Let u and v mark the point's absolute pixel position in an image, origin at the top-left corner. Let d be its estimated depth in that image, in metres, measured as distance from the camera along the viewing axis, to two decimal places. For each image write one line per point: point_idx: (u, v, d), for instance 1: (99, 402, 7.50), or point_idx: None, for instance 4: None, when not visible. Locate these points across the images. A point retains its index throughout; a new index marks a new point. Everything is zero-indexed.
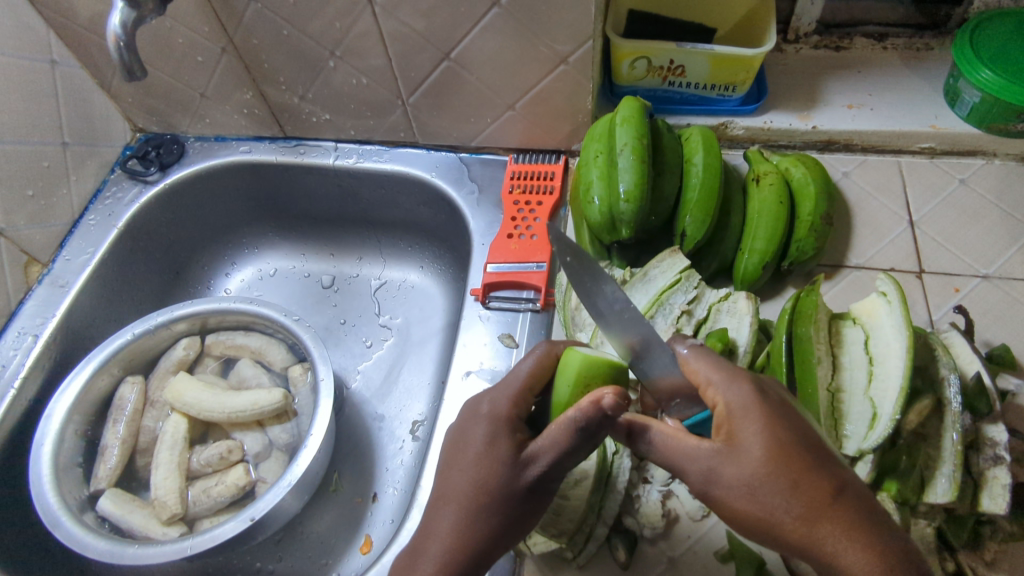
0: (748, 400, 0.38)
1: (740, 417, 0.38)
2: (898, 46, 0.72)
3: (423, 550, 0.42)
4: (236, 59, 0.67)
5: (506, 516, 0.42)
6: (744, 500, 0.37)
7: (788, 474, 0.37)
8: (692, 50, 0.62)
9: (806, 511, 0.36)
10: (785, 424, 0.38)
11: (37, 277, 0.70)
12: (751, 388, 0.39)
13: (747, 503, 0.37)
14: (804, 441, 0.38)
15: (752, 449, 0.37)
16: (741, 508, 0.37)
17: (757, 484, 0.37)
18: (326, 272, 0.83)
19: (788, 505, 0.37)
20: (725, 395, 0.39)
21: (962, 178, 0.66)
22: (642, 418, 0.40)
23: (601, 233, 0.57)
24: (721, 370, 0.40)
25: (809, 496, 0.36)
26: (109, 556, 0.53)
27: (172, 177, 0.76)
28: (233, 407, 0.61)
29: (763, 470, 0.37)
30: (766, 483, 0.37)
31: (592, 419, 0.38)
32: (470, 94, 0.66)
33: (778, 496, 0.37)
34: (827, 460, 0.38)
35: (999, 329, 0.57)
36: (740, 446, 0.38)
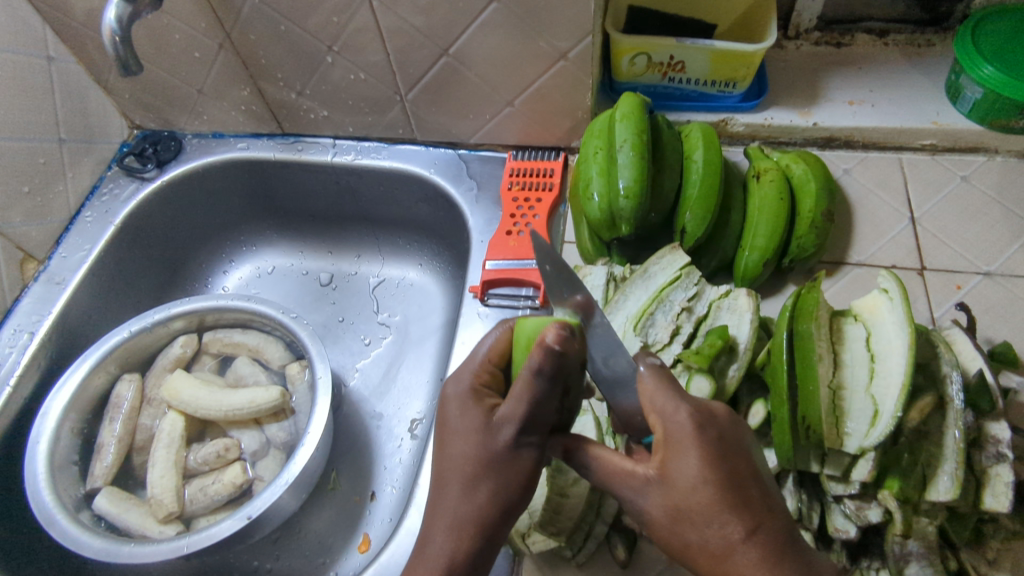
0: (684, 431, 0.38)
1: (673, 447, 0.38)
2: (899, 42, 0.72)
3: (425, 533, 0.42)
4: (233, 55, 0.67)
5: (500, 478, 0.41)
6: (663, 527, 0.38)
7: (708, 510, 0.37)
8: (692, 46, 0.62)
9: (719, 545, 0.37)
10: (718, 458, 0.38)
11: (33, 275, 0.69)
12: (691, 417, 0.38)
13: (666, 530, 0.38)
14: (731, 478, 0.37)
15: (679, 481, 0.38)
16: (662, 531, 0.39)
17: (678, 513, 0.38)
18: (325, 270, 0.83)
19: (702, 537, 0.37)
20: (665, 421, 0.39)
21: (963, 175, 0.66)
22: (579, 440, 0.42)
23: (600, 229, 0.56)
24: (664, 397, 0.39)
25: (724, 533, 0.37)
26: (105, 555, 0.52)
27: (169, 174, 0.75)
28: (230, 406, 0.61)
29: (687, 503, 0.37)
30: (685, 515, 0.37)
31: (547, 363, 0.38)
32: (469, 90, 0.66)
33: (695, 528, 0.37)
34: (752, 497, 0.37)
35: (1001, 327, 0.57)
36: (670, 476, 0.38)
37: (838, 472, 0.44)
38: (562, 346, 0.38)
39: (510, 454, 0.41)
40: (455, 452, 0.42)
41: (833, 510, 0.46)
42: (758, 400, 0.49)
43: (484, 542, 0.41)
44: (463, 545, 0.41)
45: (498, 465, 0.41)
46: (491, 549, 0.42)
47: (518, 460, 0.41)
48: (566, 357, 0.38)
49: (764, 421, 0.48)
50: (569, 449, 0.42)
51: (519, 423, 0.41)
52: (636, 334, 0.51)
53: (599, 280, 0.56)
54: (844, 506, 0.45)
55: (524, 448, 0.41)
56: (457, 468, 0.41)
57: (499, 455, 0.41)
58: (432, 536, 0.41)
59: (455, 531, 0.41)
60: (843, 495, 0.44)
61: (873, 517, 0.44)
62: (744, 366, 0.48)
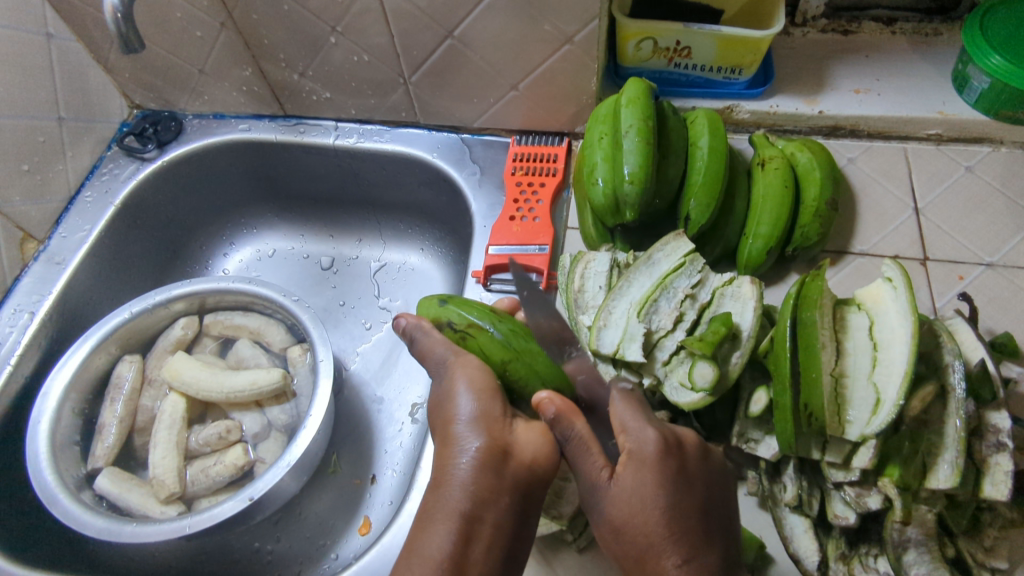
0: (648, 455, 0.43)
1: (633, 469, 0.43)
2: (907, 30, 0.72)
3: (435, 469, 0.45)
4: (234, 35, 0.66)
5: (453, 383, 0.46)
6: (610, 536, 0.43)
7: (650, 531, 0.42)
8: (698, 31, 0.61)
9: (656, 563, 0.41)
10: (668, 483, 0.42)
11: (33, 254, 0.69)
12: (658, 443, 0.43)
13: (611, 540, 0.43)
14: (677, 506, 0.42)
15: (630, 499, 0.42)
16: (605, 539, 0.44)
17: (623, 530, 0.42)
18: (326, 253, 0.82)
19: (639, 554, 0.42)
20: (632, 442, 0.43)
21: (968, 165, 0.66)
22: (568, 416, 0.43)
23: (605, 216, 0.56)
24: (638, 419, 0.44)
25: (660, 553, 0.41)
26: (107, 534, 0.53)
27: (169, 154, 0.75)
28: (231, 387, 0.61)
29: (633, 523, 0.42)
30: (630, 532, 0.42)
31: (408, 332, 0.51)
32: (473, 73, 0.65)
33: (635, 547, 0.42)
34: (692, 522, 0.42)
35: (1002, 318, 0.57)
36: (624, 492, 0.43)
37: (839, 459, 0.45)
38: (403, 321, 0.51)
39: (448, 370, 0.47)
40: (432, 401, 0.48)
41: (834, 496, 0.46)
42: (761, 388, 0.48)
43: (477, 436, 0.44)
44: (458, 447, 0.44)
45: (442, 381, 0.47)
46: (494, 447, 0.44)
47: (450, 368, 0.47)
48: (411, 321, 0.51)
49: (767, 408, 0.47)
50: (558, 416, 0.43)
51: (429, 352, 0.49)
52: (640, 320, 0.50)
53: (602, 266, 0.55)
54: (844, 493, 0.45)
55: (450, 361, 0.48)
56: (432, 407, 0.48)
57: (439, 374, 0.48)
58: (446, 454, 0.44)
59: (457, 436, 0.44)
60: (843, 482, 0.45)
61: (872, 504, 0.44)
62: (747, 353, 0.48)
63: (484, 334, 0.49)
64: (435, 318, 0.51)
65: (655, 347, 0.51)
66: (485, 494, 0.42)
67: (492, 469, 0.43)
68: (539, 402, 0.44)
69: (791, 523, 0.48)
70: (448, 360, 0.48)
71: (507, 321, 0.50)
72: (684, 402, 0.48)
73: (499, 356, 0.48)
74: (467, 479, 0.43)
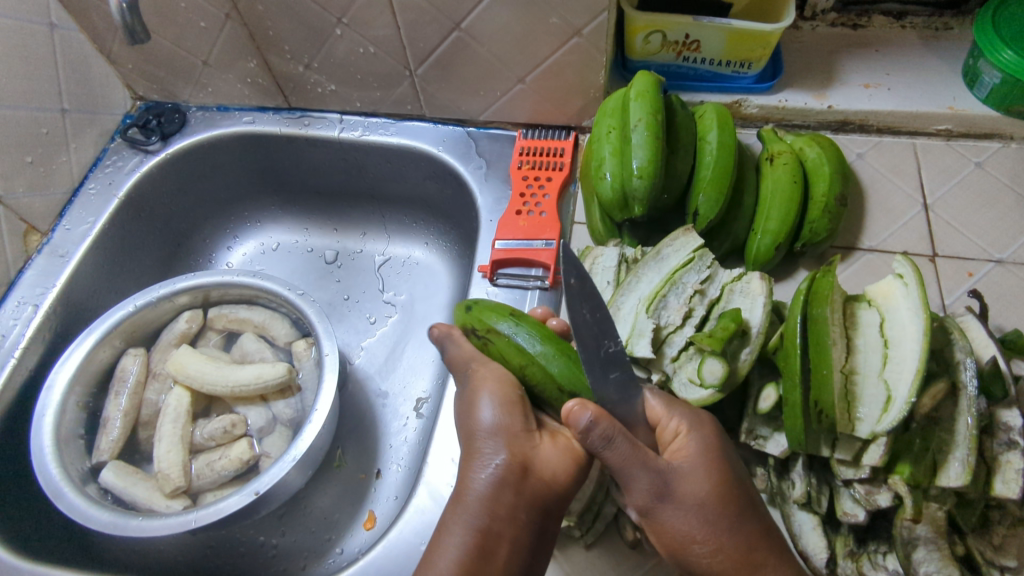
0: (706, 435, 0.44)
1: (698, 447, 0.43)
2: (916, 25, 0.71)
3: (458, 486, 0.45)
4: (239, 26, 0.65)
5: (476, 393, 0.46)
6: (695, 519, 0.41)
7: (734, 505, 0.42)
8: (708, 24, 0.60)
9: (746, 538, 0.42)
10: (730, 461, 0.44)
11: (37, 247, 0.68)
12: (709, 424, 0.44)
13: (694, 523, 0.42)
14: (742, 486, 0.43)
15: (705, 474, 0.42)
16: (684, 531, 0.42)
17: (708, 509, 0.42)
18: (330, 247, 0.82)
19: (729, 533, 0.42)
20: (687, 426, 0.44)
21: (978, 161, 0.65)
22: (607, 416, 0.41)
23: (612, 210, 0.56)
24: (681, 407, 0.45)
25: (745, 529, 0.42)
26: (113, 528, 0.52)
27: (173, 147, 0.74)
28: (236, 381, 0.61)
29: (717, 494, 0.42)
30: (714, 511, 0.42)
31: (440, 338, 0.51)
32: (480, 66, 0.65)
33: (721, 525, 0.42)
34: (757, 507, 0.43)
35: (1011, 315, 0.57)
36: (695, 469, 0.43)
37: (849, 456, 0.44)
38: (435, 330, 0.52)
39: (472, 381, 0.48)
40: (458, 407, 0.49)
41: (843, 494, 0.46)
42: (769, 384, 0.48)
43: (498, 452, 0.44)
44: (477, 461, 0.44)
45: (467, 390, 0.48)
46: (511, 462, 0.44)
47: (473, 380, 0.48)
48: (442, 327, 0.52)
49: (776, 405, 0.47)
50: (594, 422, 0.41)
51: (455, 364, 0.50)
52: (649, 315, 0.50)
53: (610, 261, 0.55)
54: (853, 490, 0.45)
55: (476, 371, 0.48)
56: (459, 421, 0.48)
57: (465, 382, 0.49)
58: (465, 469, 0.45)
59: (475, 452, 0.45)
60: (854, 479, 0.45)
61: (882, 502, 0.44)
62: (757, 349, 0.48)
63: (501, 338, 0.49)
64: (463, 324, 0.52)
65: (664, 343, 0.51)
66: (502, 510, 0.42)
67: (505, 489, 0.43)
68: (570, 412, 0.41)
69: (800, 520, 0.48)
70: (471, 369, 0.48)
71: (523, 322, 0.49)
72: (693, 398, 0.48)
73: (518, 360, 0.48)
74: (484, 495, 0.43)
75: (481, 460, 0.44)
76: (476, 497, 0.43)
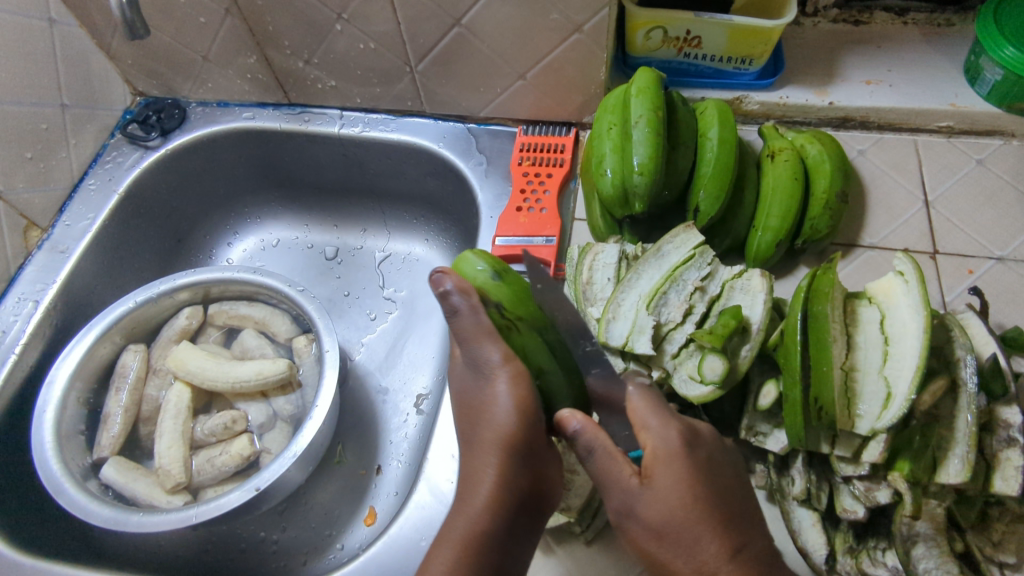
0: (673, 445, 0.42)
1: (666, 463, 0.42)
2: (919, 21, 0.71)
3: (459, 489, 0.45)
4: (239, 21, 0.65)
5: (496, 398, 0.44)
6: (657, 541, 0.41)
7: (704, 522, 0.40)
8: (709, 21, 0.60)
9: (709, 559, 0.39)
10: (710, 470, 0.42)
11: (37, 242, 0.68)
12: (678, 436, 0.42)
13: (658, 544, 0.41)
14: (723, 495, 0.42)
15: (670, 494, 0.41)
16: (651, 548, 0.41)
17: (667, 532, 0.40)
18: (330, 243, 0.82)
19: (689, 556, 0.40)
20: (655, 439, 0.42)
21: (979, 158, 0.65)
22: (593, 426, 0.43)
23: (613, 207, 0.56)
24: (658, 416, 0.43)
25: (708, 552, 0.40)
26: (113, 523, 0.52)
27: (173, 143, 0.74)
28: (237, 377, 0.61)
29: (679, 516, 0.40)
30: (676, 532, 0.40)
31: (452, 299, 0.45)
32: (480, 62, 0.64)
33: (682, 547, 0.40)
34: (738, 523, 0.41)
35: (1011, 312, 0.57)
36: (659, 489, 0.41)
37: (848, 453, 0.45)
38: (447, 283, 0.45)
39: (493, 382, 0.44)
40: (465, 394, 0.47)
41: (843, 490, 0.46)
42: (769, 381, 0.48)
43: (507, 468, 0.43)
44: (492, 471, 0.43)
45: (484, 382, 0.45)
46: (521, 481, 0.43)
47: (501, 381, 0.44)
48: (457, 284, 0.45)
49: (776, 402, 0.47)
50: (581, 430, 0.43)
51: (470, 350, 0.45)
52: (649, 312, 0.50)
53: (611, 258, 0.55)
54: (853, 487, 0.45)
55: (497, 368, 0.44)
56: (469, 418, 0.46)
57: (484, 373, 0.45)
58: (470, 476, 0.44)
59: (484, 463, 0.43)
60: (853, 476, 0.45)
61: (882, 498, 0.44)
62: (757, 346, 0.48)
63: (526, 329, 0.47)
64: (479, 287, 0.47)
65: (664, 339, 0.51)
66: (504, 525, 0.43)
67: (508, 505, 0.43)
68: (562, 419, 0.43)
69: (800, 516, 0.48)
70: (497, 364, 0.44)
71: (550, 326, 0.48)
72: (693, 394, 0.48)
73: (537, 364, 0.46)
74: (489, 509, 0.43)
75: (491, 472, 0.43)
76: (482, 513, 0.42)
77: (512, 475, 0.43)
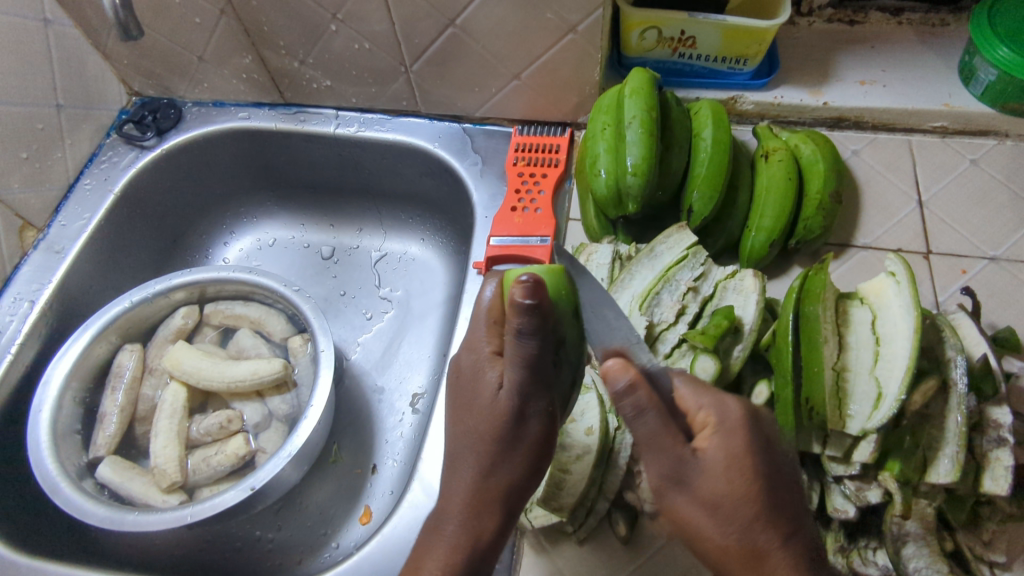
0: (733, 420, 0.38)
1: (721, 438, 0.38)
2: (913, 21, 0.71)
3: (446, 520, 0.42)
4: (234, 22, 0.65)
5: (521, 445, 0.41)
6: (708, 516, 0.37)
7: (757, 503, 0.37)
8: (703, 21, 0.60)
9: (760, 540, 0.36)
10: (763, 452, 0.38)
11: (33, 243, 0.69)
12: (739, 409, 0.39)
13: (705, 521, 0.37)
14: (778, 480, 0.38)
15: (726, 470, 0.37)
16: (696, 522, 0.37)
17: (722, 505, 0.37)
18: (326, 243, 0.82)
19: (741, 535, 0.36)
20: (713, 412, 0.39)
21: (973, 158, 0.65)
22: (642, 382, 0.37)
23: (607, 207, 0.56)
24: (710, 394, 0.40)
25: (761, 532, 0.36)
26: (109, 523, 0.53)
27: (168, 142, 0.74)
28: (232, 377, 0.61)
29: (733, 492, 0.36)
30: (731, 510, 0.37)
31: (524, 319, 0.36)
32: (475, 62, 0.64)
33: (734, 524, 0.37)
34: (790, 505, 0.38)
35: (1004, 311, 0.57)
36: (714, 464, 0.37)
37: (839, 453, 0.45)
38: (534, 298, 0.36)
39: (523, 427, 0.40)
40: (476, 423, 0.41)
41: (834, 490, 0.46)
42: (762, 380, 0.49)
43: (508, 509, 0.42)
44: (494, 514, 0.41)
45: (516, 425, 0.40)
46: (506, 523, 0.42)
47: (526, 436, 0.41)
48: (543, 306, 0.37)
49: (768, 402, 0.48)
50: (629, 387, 0.37)
51: (519, 395, 0.40)
52: (642, 312, 0.51)
53: (604, 258, 0.56)
54: (844, 487, 0.45)
55: (535, 416, 0.40)
56: (471, 450, 0.41)
57: (515, 419, 0.40)
58: (466, 512, 0.41)
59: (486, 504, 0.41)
60: (844, 476, 0.45)
61: (872, 498, 0.44)
62: (749, 346, 0.48)
63: (570, 345, 0.42)
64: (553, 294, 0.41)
65: (657, 340, 0.51)
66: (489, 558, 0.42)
67: (499, 541, 0.42)
68: (603, 371, 0.38)
69: None
70: (538, 414, 0.40)
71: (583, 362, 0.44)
72: None
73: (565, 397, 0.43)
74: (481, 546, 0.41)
75: (491, 512, 0.41)
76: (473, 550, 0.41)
77: (508, 515, 0.42)
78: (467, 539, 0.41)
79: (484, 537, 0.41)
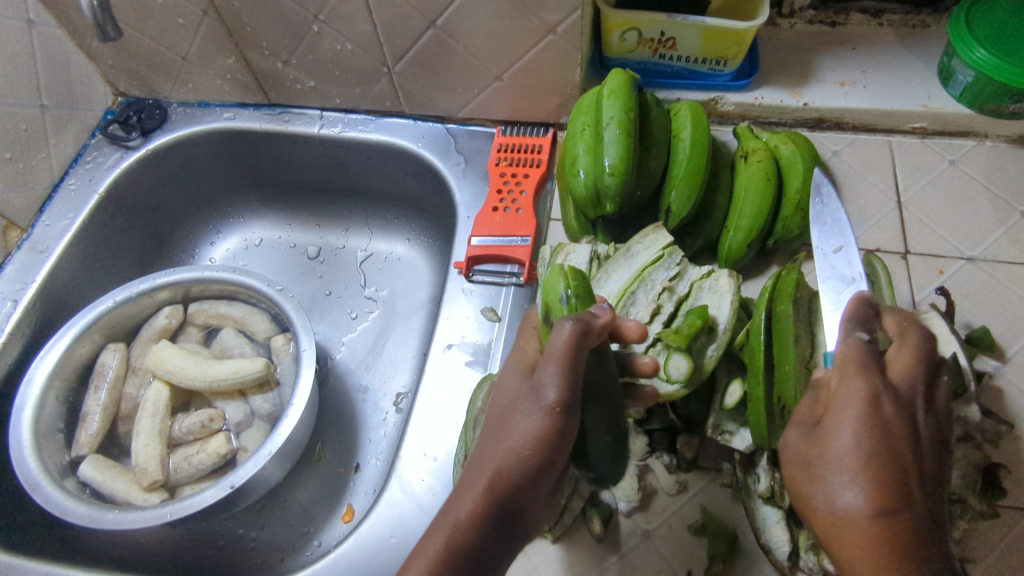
0: (863, 393, 0.38)
1: (840, 405, 0.39)
2: (894, 22, 0.71)
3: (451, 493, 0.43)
4: (217, 22, 0.66)
5: (527, 431, 0.41)
6: (806, 471, 0.39)
7: (858, 468, 0.37)
8: (682, 23, 0.61)
9: (852, 504, 0.37)
10: (882, 435, 0.38)
11: (17, 242, 0.69)
12: (869, 388, 0.38)
13: (804, 478, 0.39)
14: (891, 461, 0.37)
15: (836, 434, 0.38)
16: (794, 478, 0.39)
17: (827, 463, 0.38)
18: (313, 243, 0.82)
19: (828, 495, 0.38)
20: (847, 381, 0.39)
21: (952, 159, 0.66)
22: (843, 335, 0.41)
23: (586, 207, 0.56)
24: (860, 371, 0.39)
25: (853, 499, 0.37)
26: (89, 521, 0.53)
27: (154, 142, 0.74)
28: (214, 376, 0.61)
29: (830, 454, 0.38)
30: (835, 469, 0.38)
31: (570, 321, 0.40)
32: (457, 63, 0.65)
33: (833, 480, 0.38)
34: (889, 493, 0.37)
35: (980, 311, 0.57)
36: (830, 428, 0.38)
37: None
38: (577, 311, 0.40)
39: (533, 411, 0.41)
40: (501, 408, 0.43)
41: None
42: (736, 380, 0.49)
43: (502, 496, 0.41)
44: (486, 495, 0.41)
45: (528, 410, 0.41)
46: (497, 511, 0.41)
47: (532, 420, 0.41)
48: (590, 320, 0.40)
49: (741, 401, 0.48)
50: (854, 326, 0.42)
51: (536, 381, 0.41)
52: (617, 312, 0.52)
53: (582, 258, 0.56)
54: None
55: (547, 404, 0.40)
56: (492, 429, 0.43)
57: (518, 406, 0.42)
58: (463, 489, 0.42)
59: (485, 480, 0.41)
60: None
61: None
62: (722, 346, 0.49)
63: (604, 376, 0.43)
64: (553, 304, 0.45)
65: None
66: (471, 550, 0.41)
67: (488, 531, 0.41)
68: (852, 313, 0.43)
69: (765, 514, 0.47)
70: (546, 405, 0.40)
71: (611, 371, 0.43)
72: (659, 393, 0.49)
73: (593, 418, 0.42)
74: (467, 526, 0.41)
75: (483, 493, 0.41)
76: (457, 531, 0.41)
77: (504, 505, 0.41)
78: (463, 519, 0.41)
79: (471, 517, 0.41)
